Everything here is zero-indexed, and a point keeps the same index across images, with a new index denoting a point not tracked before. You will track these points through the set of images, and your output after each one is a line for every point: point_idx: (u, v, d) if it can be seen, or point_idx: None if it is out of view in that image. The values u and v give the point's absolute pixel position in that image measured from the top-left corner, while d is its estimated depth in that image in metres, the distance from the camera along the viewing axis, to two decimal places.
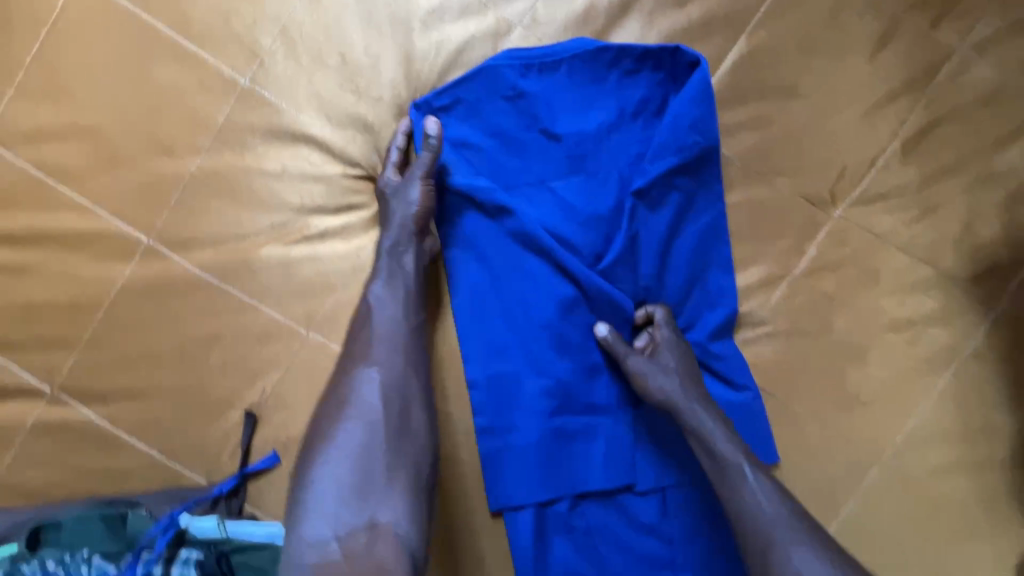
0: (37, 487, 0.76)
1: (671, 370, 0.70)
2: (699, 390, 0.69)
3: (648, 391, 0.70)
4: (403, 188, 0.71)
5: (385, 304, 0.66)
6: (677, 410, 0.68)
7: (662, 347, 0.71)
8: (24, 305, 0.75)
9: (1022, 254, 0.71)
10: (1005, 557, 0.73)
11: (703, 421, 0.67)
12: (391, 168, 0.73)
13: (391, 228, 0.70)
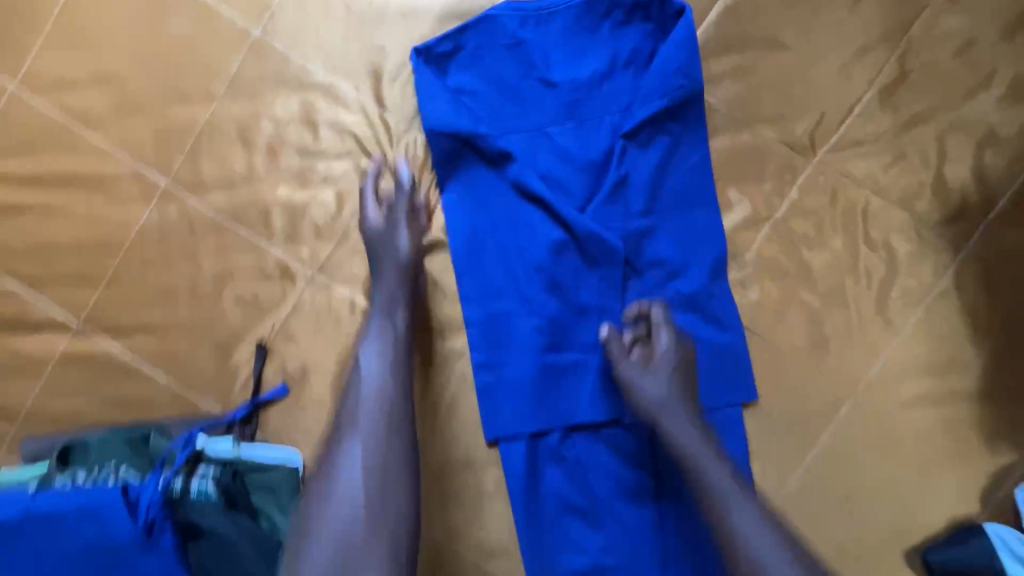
0: (62, 415, 0.81)
1: (659, 386, 0.71)
2: (689, 406, 0.70)
3: (639, 400, 0.71)
4: (392, 235, 0.75)
5: (373, 365, 0.67)
6: (663, 424, 0.69)
7: (658, 360, 0.73)
8: (51, 243, 0.80)
9: (990, 198, 0.75)
10: (967, 483, 0.78)
11: (685, 442, 0.67)
12: (374, 217, 0.76)
13: (385, 281, 0.73)
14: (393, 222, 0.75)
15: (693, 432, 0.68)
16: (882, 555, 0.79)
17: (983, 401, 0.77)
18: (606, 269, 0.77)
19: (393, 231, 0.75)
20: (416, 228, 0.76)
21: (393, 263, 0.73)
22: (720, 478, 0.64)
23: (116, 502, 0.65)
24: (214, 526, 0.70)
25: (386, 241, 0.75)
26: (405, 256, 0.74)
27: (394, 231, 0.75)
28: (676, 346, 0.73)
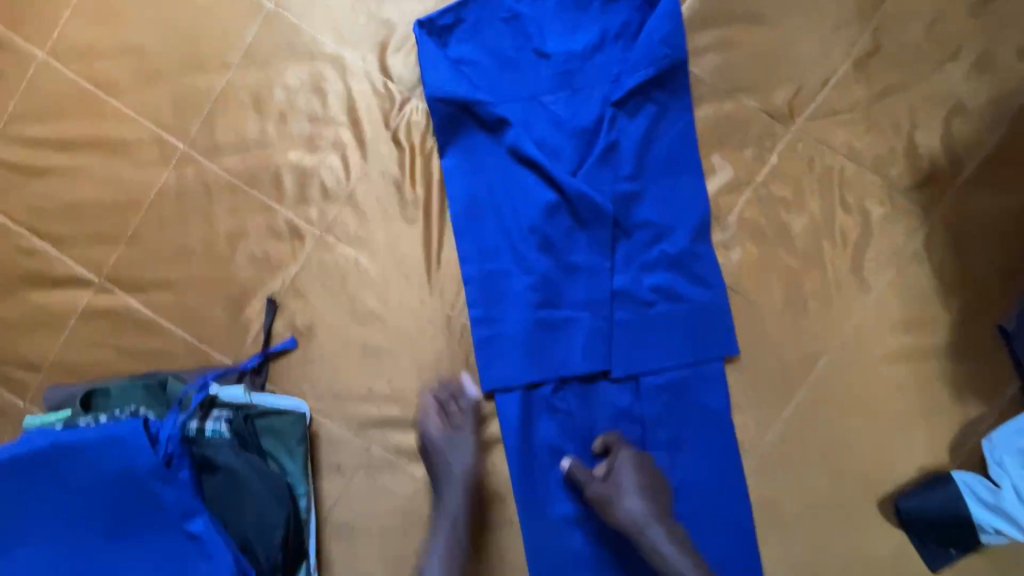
0: (83, 365, 0.86)
1: (632, 488, 0.80)
2: (660, 512, 0.80)
3: (614, 517, 0.80)
4: (451, 449, 0.83)
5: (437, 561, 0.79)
6: (637, 530, 0.79)
7: (623, 478, 0.81)
8: (75, 203, 0.85)
9: (958, 164, 0.80)
10: (937, 435, 0.83)
11: (666, 554, 0.77)
12: (440, 439, 0.83)
13: (443, 494, 0.82)
14: (456, 433, 0.83)
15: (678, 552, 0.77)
16: (855, 503, 0.84)
17: (953, 357, 0.82)
18: (595, 229, 0.82)
19: (453, 448, 0.83)
20: (472, 433, 0.83)
21: (450, 467, 0.82)
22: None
23: (138, 432, 0.69)
24: (228, 462, 0.74)
25: (443, 455, 0.82)
26: (461, 477, 0.82)
27: (453, 448, 0.83)
28: (638, 453, 0.82)
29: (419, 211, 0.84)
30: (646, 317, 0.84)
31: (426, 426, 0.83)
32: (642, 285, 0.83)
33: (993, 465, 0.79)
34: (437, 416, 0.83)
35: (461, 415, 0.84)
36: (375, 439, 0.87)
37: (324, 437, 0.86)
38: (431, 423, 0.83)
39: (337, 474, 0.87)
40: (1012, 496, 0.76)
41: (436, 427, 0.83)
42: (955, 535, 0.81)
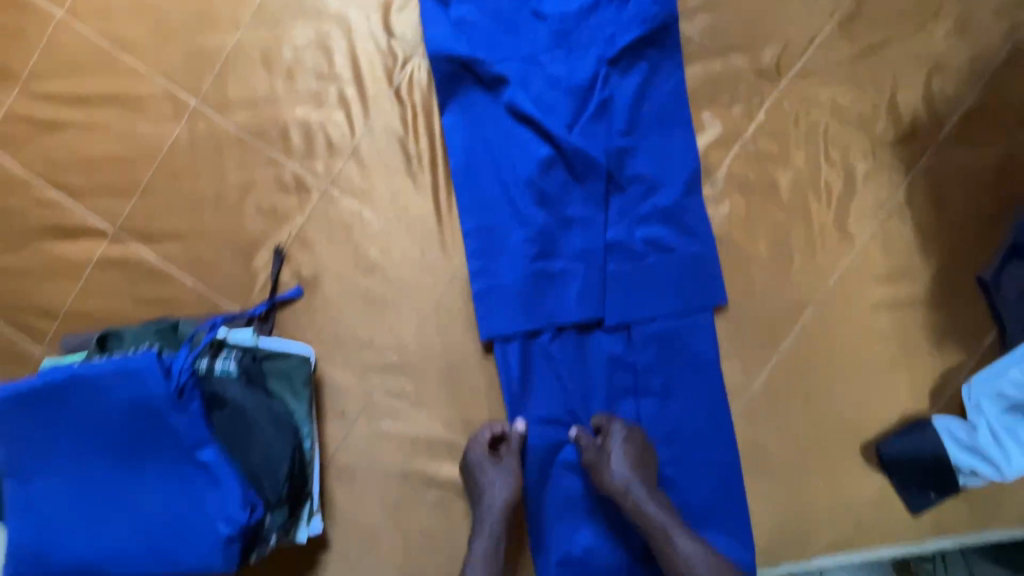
0: (99, 314, 0.90)
1: (622, 459, 0.81)
2: (648, 482, 0.82)
3: (602, 483, 0.82)
4: (493, 476, 0.84)
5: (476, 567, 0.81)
6: (628, 496, 0.81)
7: (617, 448, 0.82)
8: (91, 156, 0.89)
9: (938, 120, 0.84)
10: (916, 382, 0.86)
11: (653, 519, 0.80)
12: (483, 458, 0.85)
13: (484, 520, 0.83)
14: (503, 465, 0.85)
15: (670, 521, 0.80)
16: (837, 447, 0.88)
17: (932, 307, 0.85)
18: (589, 183, 0.85)
19: (498, 474, 0.84)
20: (518, 471, 0.85)
21: (490, 500, 0.84)
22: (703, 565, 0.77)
23: (150, 365, 0.73)
24: (237, 397, 0.78)
25: (487, 484, 0.84)
26: (501, 505, 0.83)
27: (496, 476, 0.84)
28: (628, 427, 0.85)
29: (421, 165, 0.87)
30: (639, 269, 0.87)
31: (473, 457, 0.86)
32: (635, 238, 0.87)
33: (971, 409, 0.81)
34: (482, 449, 0.86)
35: (508, 454, 0.86)
36: (377, 386, 0.90)
37: (328, 383, 0.90)
38: (479, 455, 0.86)
39: (341, 419, 0.91)
40: (987, 438, 0.79)
41: (480, 454, 0.86)
42: (934, 478, 0.85)
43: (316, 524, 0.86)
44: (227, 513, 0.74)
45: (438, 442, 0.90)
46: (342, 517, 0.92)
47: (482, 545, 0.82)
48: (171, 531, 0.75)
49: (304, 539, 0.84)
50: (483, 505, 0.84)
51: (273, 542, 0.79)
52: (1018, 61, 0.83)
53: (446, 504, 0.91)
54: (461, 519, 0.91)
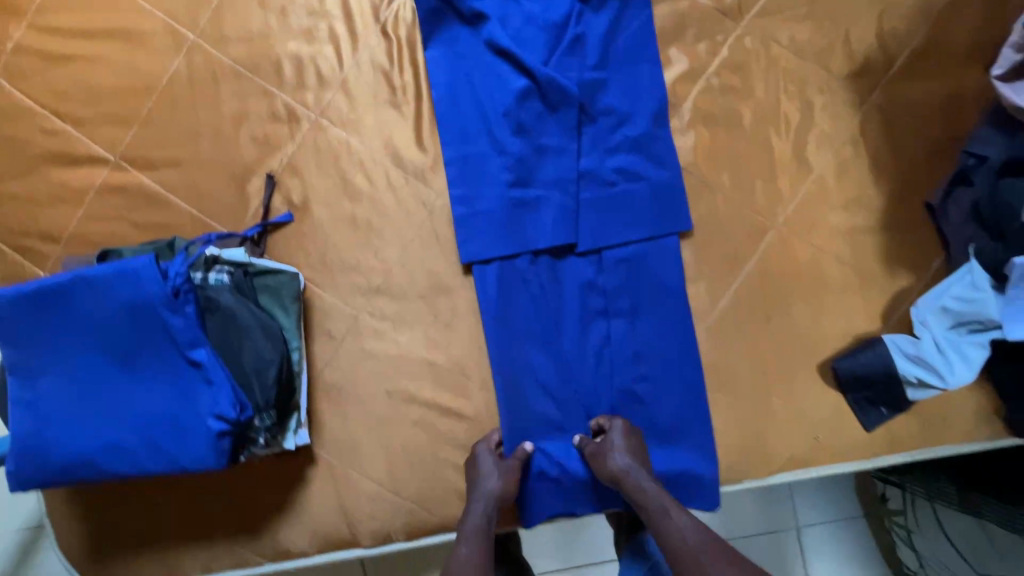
0: (100, 238, 0.95)
1: (621, 445, 0.85)
2: (643, 466, 0.84)
3: (601, 472, 0.85)
4: (490, 466, 0.87)
5: (468, 545, 0.79)
6: (627, 479, 0.82)
7: (616, 436, 0.87)
8: (95, 87, 0.94)
9: (888, 56, 0.90)
10: (870, 304, 0.92)
11: (651, 498, 0.80)
12: (488, 451, 0.89)
13: (473, 504, 0.84)
14: (503, 462, 0.88)
15: (660, 495, 0.80)
16: (796, 367, 0.93)
17: (884, 232, 0.91)
18: (562, 113, 0.91)
19: (496, 467, 0.87)
20: (517, 473, 0.88)
21: (484, 487, 0.86)
22: (690, 529, 0.75)
23: (149, 265, 0.78)
24: (230, 304, 0.83)
25: (483, 472, 0.87)
26: (493, 492, 0.85)
27: (496, 468, 0.87)
28: (624, 422, 0.90)
29: (406, 97, 0.93)
30: (609, 196, 0.92)
31: (479, 449, 0.90)
32: (606, 166, 0.93)
33: (917, 324, 0.88)
34: (489, 446, 0.90)
35: (512, 458, 0.89)
36: (362, 308, 0.95)
37: (317, 306, 0.95)
38: (485, 449, 0.90)
39: (328, 339, 0.95)
40: (930, 348, 0.86)
41: (486, 448, 0.90)
42: (883, 393, 0.90)
43: (303, 435, 0.91)
44: (219, 410, 0.79)
45: (420, 363, 0.95)
46: (328, 434, 0.96)
47: (472, 523, 0.82)
48: (166, 427, 0.80)
49: (291, 447, 0.89)
50: (476, 491, 0.86)
51: (262, 443, 0.85)
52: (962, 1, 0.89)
53: (426, 422, 0.96)
54: (441, 437, 0.96)
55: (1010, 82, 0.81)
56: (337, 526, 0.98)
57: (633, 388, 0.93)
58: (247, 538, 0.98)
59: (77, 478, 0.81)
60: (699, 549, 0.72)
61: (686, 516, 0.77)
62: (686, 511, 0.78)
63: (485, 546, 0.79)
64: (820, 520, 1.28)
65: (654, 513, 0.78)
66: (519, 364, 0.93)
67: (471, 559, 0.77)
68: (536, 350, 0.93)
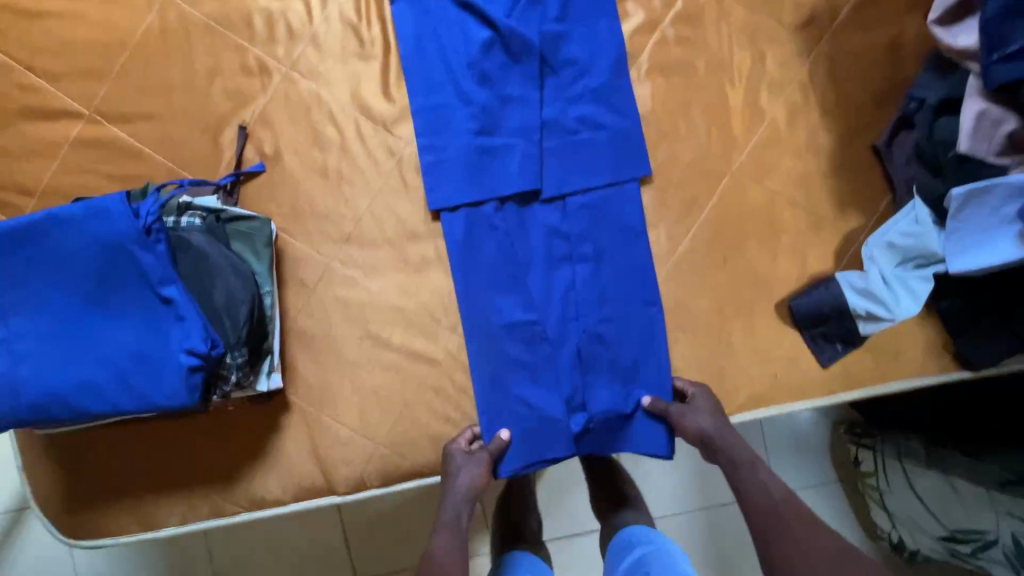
0: (75, 191, 0.96)
1: (702, 408, 0.89)
2: (726, 428, 0.87)
3: (686, 426, 0.88)
4: (462, 461, 0.89)
5: (444, 534, 0.82)
6: (712, 441, 0.86)
7: (698, 397, 0.91)
8: (70, 44, 0.97)
9: (827, 12, 0.97)
10: (824, 245, 0.96)
11: (741, 454, 0.84)
12: (461, 450, 0.91)
13: (447, 499, 0.86)
14: (475, 455, 0.90)
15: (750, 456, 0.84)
16: (757, 306, 0.96)
17: (834, 175, 0.96)
18: (526, 63, 0.95)
19: (468, 461, 0.89)
20: (487, 466, 0.89)
21: (458, 483, 0.87)
22: (775, 484, 0.80)
23: (119, 202, 0.80)
24: (202, 245, 0.86)
25: (455, 468, 0.88)
26: (466, 488, 0.86)
27: (466, 464, 0.89)
28: (706, 388, 0.93)
29: (374, 50, 0.97)
30: (572, 144, 0.96)
31: (452, 447, 0.91)
32: (569, 115, 0.96)
33: (866, 260, 0.93)
34: (461, 446, 0.91)
35: (484, 452, 0.91)
36: (334, 256, 0.97)
37: (289, 254, 0.97)
38: (457, 446, 0.91)
39: (300, 288, 0.97)
40: (877, 281, 0.90)
41: (457, 447, 0.91)
42: (837, 329, 0.93)
43: (276, 378, 0.93)
44: (190, 345, 0.80)
45: (389, 308, 0.97)
46: (302, 381, 0.98)
47: (448, 514, 0.85)
48: (138, 363, 0.81)
49: (264, 389, 0.91)
50: (448, 486, 0.88)
51: (233, 382, 0.86)
52: None
53: (398, 367, 0.97)
54: (411, 383, 0.97)
55: (946, 26, 0.85)
56: (312, 474, 0.98)
57: (598, 330, 0.96)
58: (223, 487, 0.99)
59: (49, 416, 0.82)
60: (780, 504, 0.77)
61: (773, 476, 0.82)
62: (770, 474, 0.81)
63: (458, 540, 0.82)
64: (800, 486, 1.29)
65: (745, 469, 0.82)
66: (484, 308, 0.95)
67: (445, 549, 0.79)
68: (503, 299, 0.96)
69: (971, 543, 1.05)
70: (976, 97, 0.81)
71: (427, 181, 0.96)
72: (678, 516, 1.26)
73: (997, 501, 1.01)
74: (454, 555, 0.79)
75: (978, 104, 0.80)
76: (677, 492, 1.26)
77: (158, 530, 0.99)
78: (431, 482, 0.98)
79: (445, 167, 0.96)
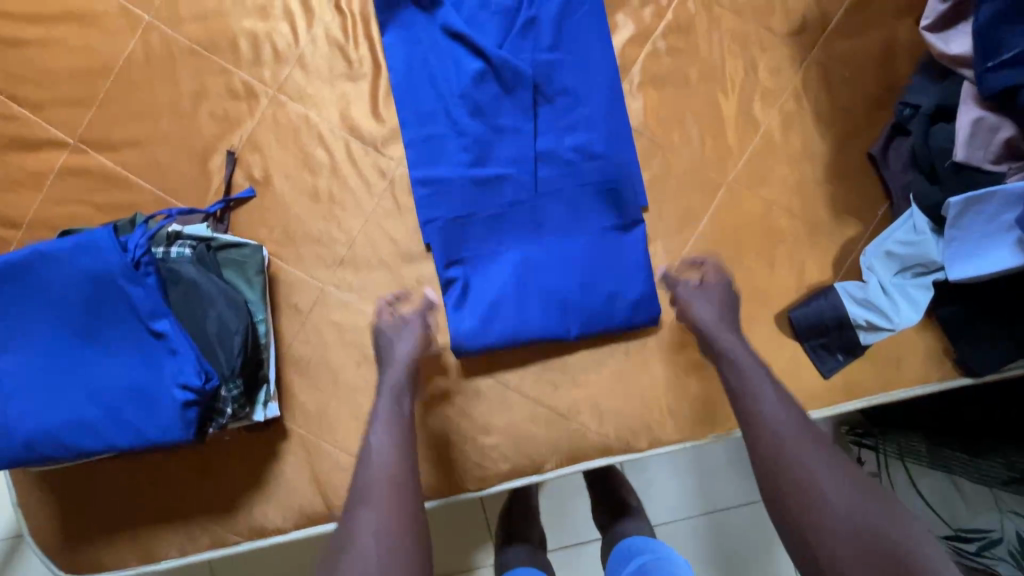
0: (61, 221, 0.95)
1: (704, 300, 0.87)
2: (732, 325, 0.85)
3: (690, 314, 0.87)
4: (398, 332, 0.89)
5: (384, 449, 0.73)
6: (710, 334, 0.83)
7: (712, 282, 0.90)
8: (53, 72, 0.95)
9: (819, 20, 0.96)
10: (822, 254, 0.95)
11: (732, 348, 0.80)
12: (392, 316, 0.92)
13: (385, 374, 0.84)
14: (409, 326, 0.90)
15: (746, 358, 0.78)
16: (756, 316, 0.94)
17: (830, 182, 0.95)
18: (518, 94, 0.94)
19: (400, 334, 0.89)
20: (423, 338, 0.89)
21: (394, 355, 0.87)
22: (836, 491, 0.62)
23: (108, 236, 0.79)
24: (192, 275, 0.84)
25: (391, 341, 0.88)
26: (401, 359, 0.86)
27: (398, 334, 0.89)
28: (727, 279, 0.90)
29: (363, 71, 0.96)
30: (567, 173, 0.95)
31: (379, 321, 0.91)
32: (564, 145, 0.95)
33: (865, 270, 0.92)
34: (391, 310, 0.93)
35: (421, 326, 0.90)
36: (328, 280, 0.96)
37: (282, 279, 0.95)
38: (389, 319, 0.91)
39: (295, 313, 0.96)
40: (876, 291, 0.90)
41: (382, 314, 0.92)
42: (838, 339, 0.93)
43: (273, 408, 0.91)
44: (185, 379, 0.80)
45: None
46: (300, 407, 0.96)
47: (384, 400, 0.80)
48: (131, 399, 0.80)
49: (260, 419, 0.89)
50: (388, 362, 0.86)
51: (229, 415, 0.84)
52: None
53: None
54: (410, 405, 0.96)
55: (938, 32, 0.85)
56: (312, 500, 0.97)
57: (598, 327, 0.93)
58: (223, 516, 0.97)
59: (42, 455, 0.80)
60: None
61: (829, 462, 0.65)
62: (769, 377, 0.76)
63: (397, 422, 0.77)
64: None
65: (791, 455, 0.66)
66: (475, 338, 0.93)
67: (383, 440, 0.74)
68: (501, 318, 0.93)
69: (976, 541, 1.03)
70: (970, 105, 0.81)
71: (426, 219, 0.94)
72: (683, 520, 1.26)
73: (1001, 501, 1.02)
74: (392, 445, 0.73)
75: (974, 112, 0.80)
76: (681, 497, 1.26)
77: (158, 562, 0.98)
78: (505, 487, 0.94)
79: (437, 195, 0.94)
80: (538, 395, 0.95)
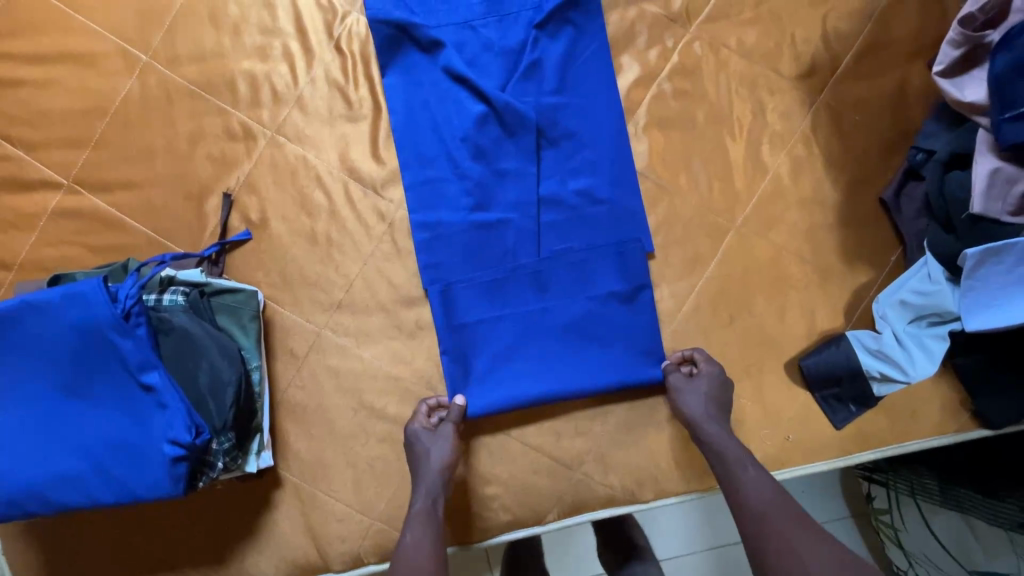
0: (52, 263, 0.92)
1: (694, 396, 0.84)
2: (723, 424, 0.82)
3: (680, 406, 0.84)
4: (433, 442, 0.85)
5: (421, 546, 0.74)
6: (698, 432, 0.81)
7: (703, 375, 0.86)
8: (48, 111, 0.93)
9: (827, 64, 0.94)
10: (833, 300, 0.92)
11: (724, 448, 0.78)
12: (420, 419, 0.87)
13: (420, 486, 0.82)
14: (440, 431, 0.86)
15: (734, 452, 0.77)
16: (767, 365, 0.92)
17: (841, 227, 0.93)
18: (520, 138, 0.92)
19: (435, 439, 0.85)
20: (455, 437, 0.86)
21: (428, 466, 0.83)
22: (822, 565, 0.61)
23: (97, 287, 0.77)
24: (185, 324, 0.81)
25: (424, 450, 0.84)
26: (439, 468, 0.83)
27: (433, 441, 0.85)
28: (717, 369, 0.87)
29: (363, 112, 0.94)
30: (570, 219, 0.92)
31: (413, 427, 0.86)
32: (568, 189, 0.93)
33: (878, 319, 0.90)
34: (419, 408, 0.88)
35: (446, 423, 0.87)
36: (325, 324, 0.93)
37: (277, 323, 0.93)
38: (418, 426, 0.87)
39: (291, 358, 0.93)
40: (891, 341, 0.87)
41: (416, 415, 0.88)
42: (850, 389, 0.89)
43: (266, 457, 0.88)
44: (174, 435, 0.76)
45: (383, 376, 0.93)
46: (295, 455, 0.93)
47: (420, 504, 0.80)
48: (119, 455, 0.77)
49: (253, 470, 0.86)
50: (420, 472, 0.83)
51: (220, 469, 0.81)
52: (891, 14, 0.94)
53: (393, 438, 0.93)
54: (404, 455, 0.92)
55: (950, 78, 0.83)
56: (306, 551, 0.93)
57: (604, 383, 0.90)
58: (213, 567, 0.94)
59: (24, 511, 0.78)
60: None
61: (816, 535, 0.64)
62: (762, 471, 0.74)
63: (433, 527, 0.77)
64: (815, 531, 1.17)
65: (774, 526, 0.67)
66: (477, 392, 0.90)
67: (419, 541, 0.74)
68: (503, 371, 0.90)
69: None
70: (987, 155, 0.78)
71: (424, 264, 0.92)
72: (681, 558, 1.16)
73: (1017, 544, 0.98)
74: (430, 546, 0.74)
75: (991, 162, 0.77)
76: (685, 531, 1.17)
77: None
78: (505, 539, 0.91)
79: (436, 240, 0.92)
80: (541, 444, 0.92)
